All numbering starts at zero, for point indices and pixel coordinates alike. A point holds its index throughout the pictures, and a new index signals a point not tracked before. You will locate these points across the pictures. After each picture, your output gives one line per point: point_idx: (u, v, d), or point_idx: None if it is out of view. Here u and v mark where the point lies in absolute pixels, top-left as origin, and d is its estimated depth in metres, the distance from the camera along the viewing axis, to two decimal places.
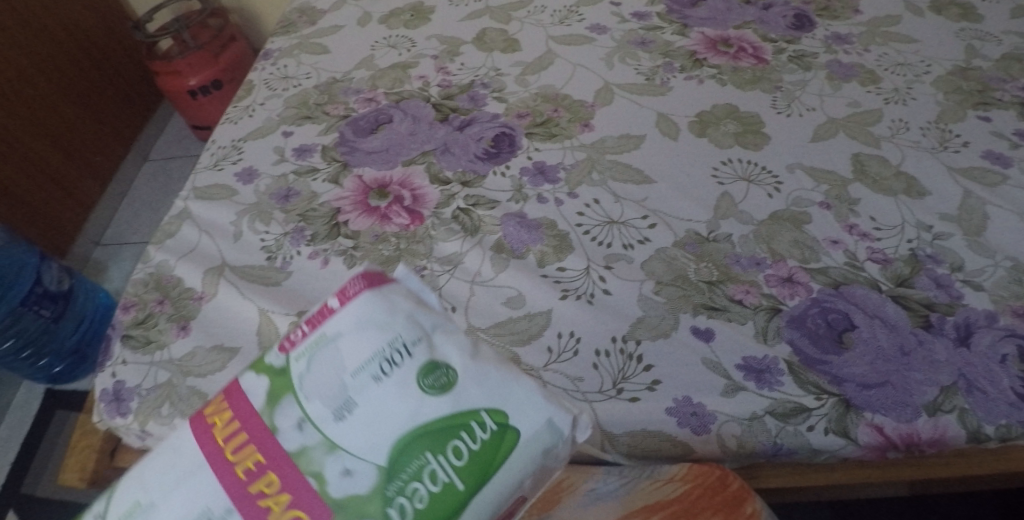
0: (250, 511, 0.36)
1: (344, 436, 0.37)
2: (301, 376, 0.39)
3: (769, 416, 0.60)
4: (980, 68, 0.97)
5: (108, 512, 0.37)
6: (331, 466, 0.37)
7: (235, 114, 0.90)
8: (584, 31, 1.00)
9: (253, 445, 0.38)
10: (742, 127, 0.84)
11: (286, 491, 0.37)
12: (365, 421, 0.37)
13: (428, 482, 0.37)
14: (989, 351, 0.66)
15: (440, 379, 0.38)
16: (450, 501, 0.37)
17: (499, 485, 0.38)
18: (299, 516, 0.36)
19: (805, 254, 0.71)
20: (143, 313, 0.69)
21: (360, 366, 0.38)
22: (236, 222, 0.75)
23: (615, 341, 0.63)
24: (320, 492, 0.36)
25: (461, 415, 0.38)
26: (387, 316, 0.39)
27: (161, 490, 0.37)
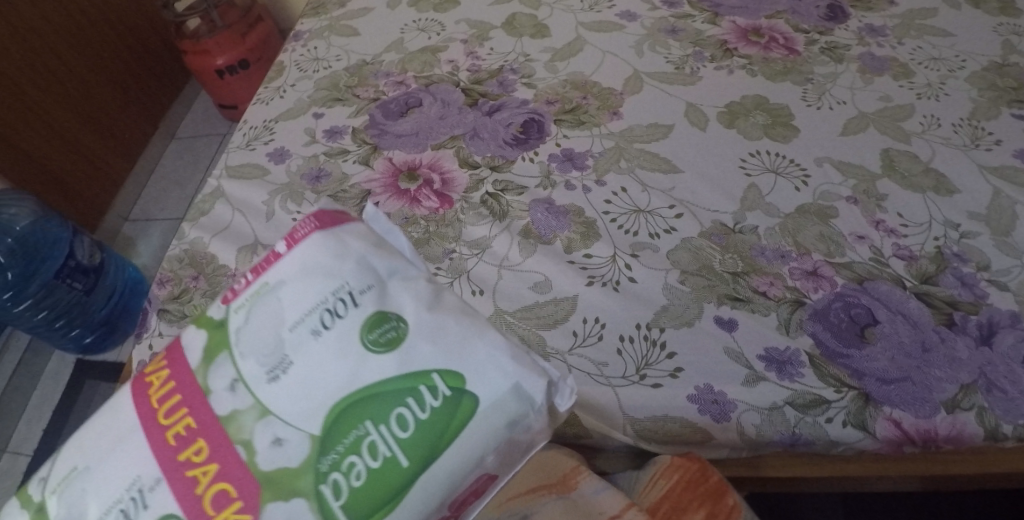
0: (178, 477, 0.36)
1: (276, 400, 0.37)
2: (238, 329, 0.38)
3: (789, 407, 0.61)
4: (1016, 65, 0.95)
5: (50, 476, 0.38)
6: (260, 435, 0.36)
7: (266, 95, 0.93)
8: (614, 18, 1.00)
9: (185, 408, 0.38)
10: (771, 119, 0.84)
11: (213, 460, 0.36)
12: (301, 380, 0.37)
13: (368, 456, 0.36)
14: (1012, 351, 0.66)
15: (387, 335, 0.38)
16: (392, 476, 0.36)
17: (449, 458, 0.36)
18: (226, 486, 0.36)
19: (830, 248, 0.71)
20: (178, 288, 0.72)
21: (299, 319, 0.38)
22: (269, 202, 0.77)
23: (640, 328, 0.64)
24: (249, 463, 0.36)
25: (410, 378, 0.37)
26: (334, 263, 0.39)
27: (98, 454, 0.37)
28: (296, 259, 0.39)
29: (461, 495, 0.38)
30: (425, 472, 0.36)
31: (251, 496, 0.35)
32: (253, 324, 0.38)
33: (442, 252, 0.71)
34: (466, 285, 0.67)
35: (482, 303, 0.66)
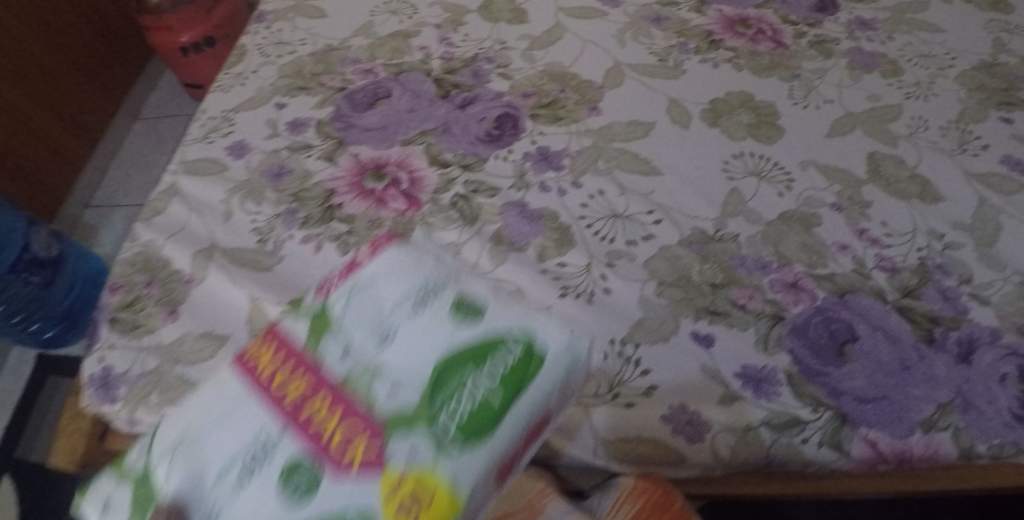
0: (302, 430, 0.43)
1: (387, 362, 0.44)
2: (341, 313, 0.47)
3: (764, 428, 0.59)
4: (1006, 64, 0.93)
5: (159, 444, 0.45)
6: (376, 388, 0.43)
7: (226, 82, 0.95)
8: (596, 4, 0.96)
9: (300, 376, 0.45)
10: (756, 117, 0.81)
11: (336, 414, 0.43)
12: (403, 347, 0.44)
13: (469, 397, 0.42)
14: (990, 370, 0.65)
15: (468, 310, 0.45)
16: (486, 414, 0.41)
17: (530, 397, 0.42)
18: (349, 433, 0.42)
19: (812, 258, 0.69)
20: (131, 295, 0.74)
21: (397, 302, 0.46)
22: (227, 202, 0.80)
23: (613, 343, 0.61)
24: (369, 410, 0.43)
25: (490, 336, 0.44)
26: (416, 263, 0.48)
27: (217, 421, 0.44)
28: (379, 264, 0.48)
29: (536, 432, 0.43)
30: (516, 407, 0.42)
31: (375, 436, 0.42)
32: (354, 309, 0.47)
33: None
34: None
35: None
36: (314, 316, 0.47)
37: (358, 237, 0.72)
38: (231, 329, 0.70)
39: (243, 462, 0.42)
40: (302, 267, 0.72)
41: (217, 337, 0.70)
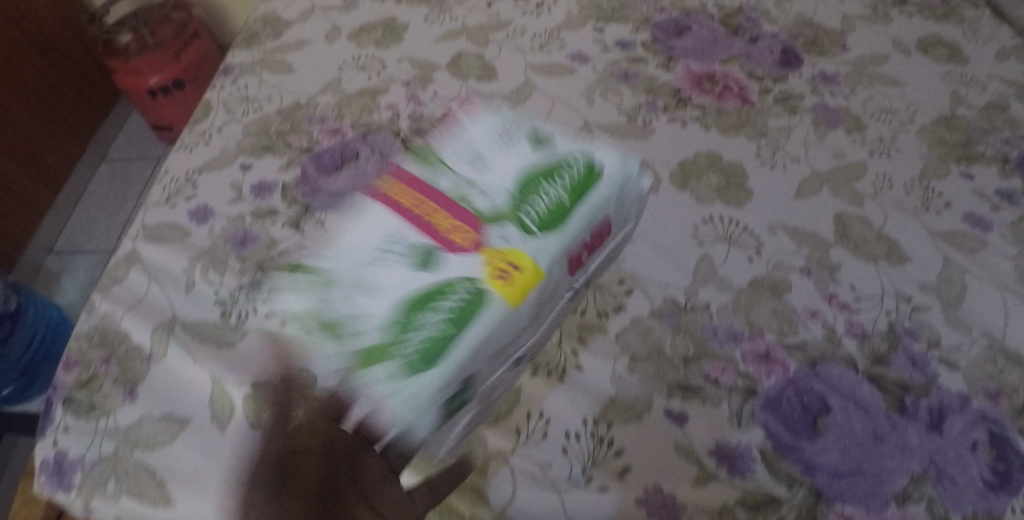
0: (416, 219, 0.65)
1: (480, 179, 0.67)
2: (448, 155, 0.70)
3: (739, 508, 0.59)
4: (965, 117, 0.95)
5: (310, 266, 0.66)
6: (475, 183, 0.67)
7: (191, 140, 0.93)
8: (565, 60, 0.97)
9: (415, 191, 0.67)
10: (724, 179, 0.82)
11: (453, 219, 0.64)
12: (500, 166, 0.68)
13: (551, 194, 0.65)
14: (960, 437, 0.65)
15: (541, 141, 0.70)
16: (559, 209, 0.65)
17: (587, 209, 0.65)
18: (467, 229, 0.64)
19: (783, 326, 0.69)
20: (87, 373, 0.72)
21: (489, 142, 0.70)
22: (189, 270, 0.78)
23: (587, 423, 0.63)
24: (471, 209, 0.65)
25: (553, 157, 0.68)
26: (506, 118, 0.74)
27: (359, 225, 0.67)
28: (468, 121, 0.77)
29: (593, 239, 0.66)
30: (578, 212, 0.65)
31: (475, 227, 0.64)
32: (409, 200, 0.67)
33: None
34: None
35: None
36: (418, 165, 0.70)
37: None
38: (191, 411, 0.69)
39: (386, 253, 0.64)
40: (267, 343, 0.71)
41: (177, 419, 0.68)
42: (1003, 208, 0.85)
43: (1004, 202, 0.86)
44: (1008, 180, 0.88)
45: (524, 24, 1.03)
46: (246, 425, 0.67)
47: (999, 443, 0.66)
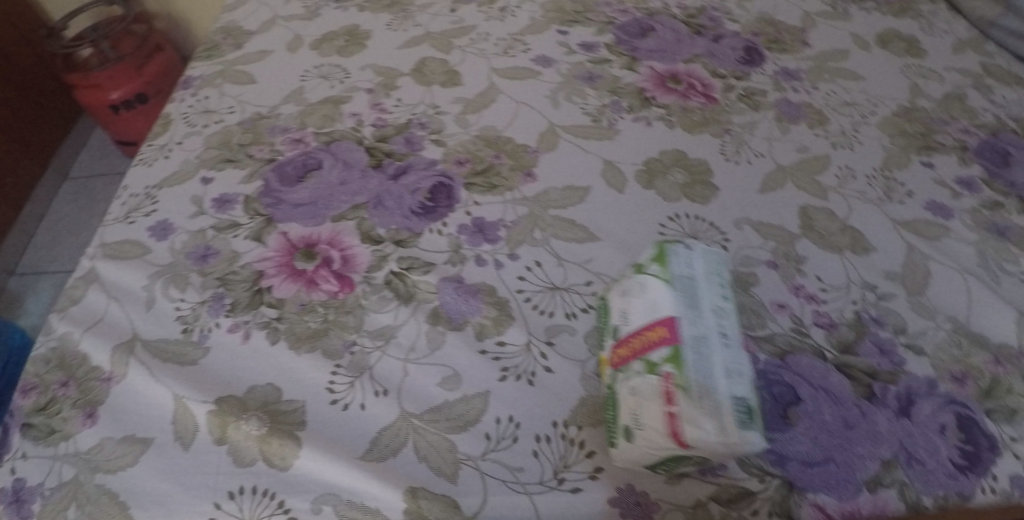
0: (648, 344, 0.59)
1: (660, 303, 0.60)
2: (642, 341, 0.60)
3: (713, 503, 0.60)
4: (924, 109, 0.97)
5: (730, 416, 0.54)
6: (657, 301, 0.60)
7: (150, 154, 0.91)
8: (529, 63, 0.96)
9: (641, 336, 0.60)
10: (689, 176, 0.82)
11: (657, 330, 0.59)
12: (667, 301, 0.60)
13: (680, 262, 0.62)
14: (929, 421, 0.67)
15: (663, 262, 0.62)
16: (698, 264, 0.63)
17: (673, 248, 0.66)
18: (660, 327, 0.59)
19: (751, 319, 0.70)
20: (45, 397, 0.70)
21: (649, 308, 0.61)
22: (150, 287, 0.76)
23: (556, 426, 0.62)
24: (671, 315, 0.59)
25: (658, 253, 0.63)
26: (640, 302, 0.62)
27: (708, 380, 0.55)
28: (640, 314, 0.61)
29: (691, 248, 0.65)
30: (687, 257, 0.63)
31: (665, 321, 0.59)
32: (687, 273, 0.62)
33: (343, 345, 0.68)
34: (369, 384, 0.65)
35: (387, 407, 0.63)
36: (656, 254, 0.63)
37: (287, 323, 0.70)
38: (154, 431, 0.66)
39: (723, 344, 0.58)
40: (230, 359, 0.69)
41: (139, 441, 0.66)
42: (963, 196, 0.86)
43: (965, 190, 0.87)
44: (967, 168, 0.89)
45: (487, 29, 1.03)
46: (210, 442, 0.65)
47: (966, 425, 0.67)
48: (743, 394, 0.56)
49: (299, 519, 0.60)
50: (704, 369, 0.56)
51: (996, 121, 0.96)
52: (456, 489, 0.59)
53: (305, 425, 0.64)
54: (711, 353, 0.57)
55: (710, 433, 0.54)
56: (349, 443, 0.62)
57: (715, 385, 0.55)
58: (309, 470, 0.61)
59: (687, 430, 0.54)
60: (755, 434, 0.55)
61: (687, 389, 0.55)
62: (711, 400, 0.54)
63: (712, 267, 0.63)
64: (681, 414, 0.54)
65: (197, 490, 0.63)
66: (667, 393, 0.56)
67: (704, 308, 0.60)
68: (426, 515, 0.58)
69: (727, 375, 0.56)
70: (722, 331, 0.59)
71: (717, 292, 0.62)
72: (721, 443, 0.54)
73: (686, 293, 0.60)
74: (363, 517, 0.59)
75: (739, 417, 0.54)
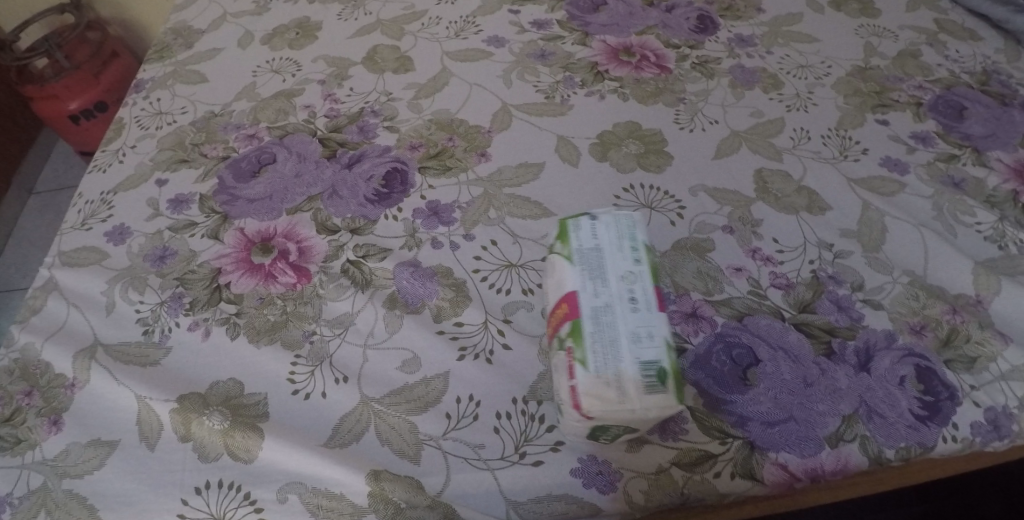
0: (557, 320, 0.61)
1: (568, 278, 0.62)
2: (554, 318, 0.62)
3: (675, 468, 0.62)
4: (878, 67, 0.94)
5: (633, 380, 0.56)
6: (567, 276, 0.62)
7: (104, 160, 0.90)
8: (481, 45, 0.95)
9: (553, 312, 0.62)
10: (644, 147, 0.82)
11: (561, 306, 0.61)
12: (573, 275, 0.62)
13: (585, 234, 0.64)
14: (889, 375, 0.67)
15: (569, 236, 0.64)
16: (606, 231, 0.64)
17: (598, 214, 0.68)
18: (563, 303, 0.61)
19: (708, 284, 0.71)
20: (9, 408, 0.68)
21: (557, 285, 0.63)
22: (108, 291, 0.75)
23: (516, 402, 0.64)
24: (573, 290, 0.61)
25: (563, 228, 0.65)
26: (553, 279, 0.64)
27: (609, 349, 0.57)
28: (556, 288, 0.63)
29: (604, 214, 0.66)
30: (594, 227, 0.64)
31: (569, 296, 0.61)
32: (590, 245, 0.63)
33: (302, 335, 0.69)
34: (330, 372, 0.66)
35: (347, 393, 0.65)
36: (558, 232, 0.65)
37: (246, 318, 0.70)
38: (119, 434, 0.66)
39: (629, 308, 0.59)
40: (191, 357, 0.69)
41: (105, 444, 0.66)
42: (918, 150, 0.85)
43: (919, 145, 0.85)
44: (922, 124, 0.87)
45: (439, 13, 1.02)
46: (175, 440, 0.65)
47: (925, 375, 0.68)
48: (651, 357, 0.57)
49: (266, 509, 0.61)
50: (604, 338, 0.58)
51: (949, 76, 0.93)
52: (419, 470, 0.62)
53: (268, 417, 0.65)
54: (613, 321, 0.58)
55: (609, 401, 0.56)
56: (312, 432, 0.64)
57: (617, 355, 0.57)
58: (274, 461, 0.63)
59: (588, 402, 0.56)
60: (663, 396, 0.56)
61: (586, 362, 0.57)
62: (609, 371, 0.56)
63: (621, 231, 0.64)
64: (580, 386, 0.56)
65: (165, 488, 0.63)
66: (568, 366, 0.58)
67: (610, 276, 0.61)
68: (390, 497, 0.61)
69: (630, 341, 0.57)
70: (630, 294, 0.60)
71: (627, 254, 0.62)
72: (625, 410, 0.56)
73: (588, 266, 0.62)
74: (329, 503, 0.61)
75: (641, 382, 0.56)
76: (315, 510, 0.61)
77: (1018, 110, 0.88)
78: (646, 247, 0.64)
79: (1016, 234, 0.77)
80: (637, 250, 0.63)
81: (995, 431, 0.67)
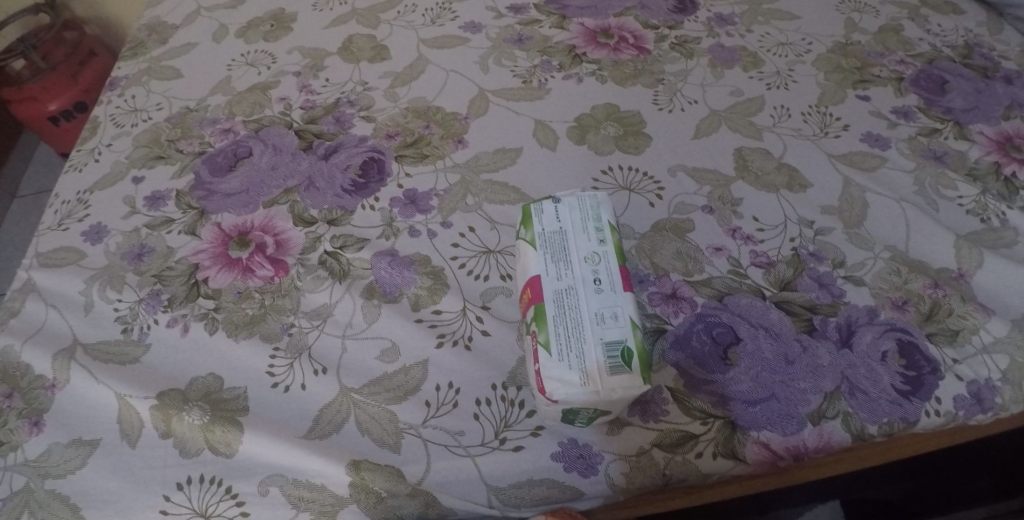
0: (525, 305, 0.61)
1: (533, 263, 0.61)
2: (524, 303, 0.62)
3: (656, 449, 0.63)
4: (860, 43, 0.92)
5: (597, 362, 0.55)
6: (531, 262, 0.62)
7: (80, 159, 0.87)
8: (458, 31, 0.94)
9: (523, 297, 0.62)
10: (622, 129, 0.82)
11: (528, 291, 0.61)
12: (536, 261, 0.61)
13: (549, 218, 0.63)
14: (870, 350, 0.67)
15: (532, 220, 0.64)
16: (570, 213, 0.63)
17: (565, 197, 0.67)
18: (529, 288, 0.61)
19: (688, 265, 0.71)
20: None
21: (524, 270, 0.62)
22: (87, 291, 0.73)
23: (496, 388, 0.64)
24: (537, 275, 0.60)
25: (527, 213, 0.64)
26: (522, 265, 0.64)
27: (572, 333, 0.57)
28: (523, 273, 0.63)
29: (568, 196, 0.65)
30: (557, 209, 0.64)
31: (533, 281, 0.60)
32: (553, 227, 0.62)
33: (280, 328, 0.69)
34: (308, 364, 0.67)
35: (327, 384, 0.65)
36: (523, 217, 0.65)
37: (225, 312, 0.70)
38: (101, 432, 0.65)
39: (592, 290, 0.59)
40: (170, 354, 0.69)
41: (86, 443, 0.65)
42: (900, 125, 0.83)
43: (901, 119, 0.84)
44: (903, 98, 0.86)
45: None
46: (156, 437, 0.65)
47: (907, 350, 0.67)
48: (614, 338, 0.56)
49: (248, 502, 0.62)
50: (566, 321, 0.57)
51: (932, 50, 0.91)
52: (400, 458, 0.63)
53: (247, 411, 0.65)
54: (576, 304, 0.58)
55: (572, 385, 0.55)
56: (292, 424, 0.64)
57: (580, 337, 0.56)
58: (254, 454, 0.63)
59: (552, 386, 0.56)
60: (628, 377, 0.55)
61: (549, 346, 0.57)
62: (572, 353, 0.56)
63: (585, 212, 0.63)
64: (543, 371, 0.56)
65: (148, 485, 0.63)
66: (534, 350, 0.58)
67: (573, 258, 0.60)
68: (371, 486, 0.62)
69: (593, 323, 0.57)
70: (594, 275, 0.60)
71: (591, 235, 0.62)
72: (589, 393, 0.55)
73: (551, 249, 0.61)
74: (311, 494, 0.62)
75: (604, 362, 0.55)
76: (297, 502, 0.62)
77: (1000, 83, 0.87)
78: (612, 226, 0.63)
79: (998, 207, 0.77)
80: (602, 230, 0.62)
81: (978, 404, 0.67)
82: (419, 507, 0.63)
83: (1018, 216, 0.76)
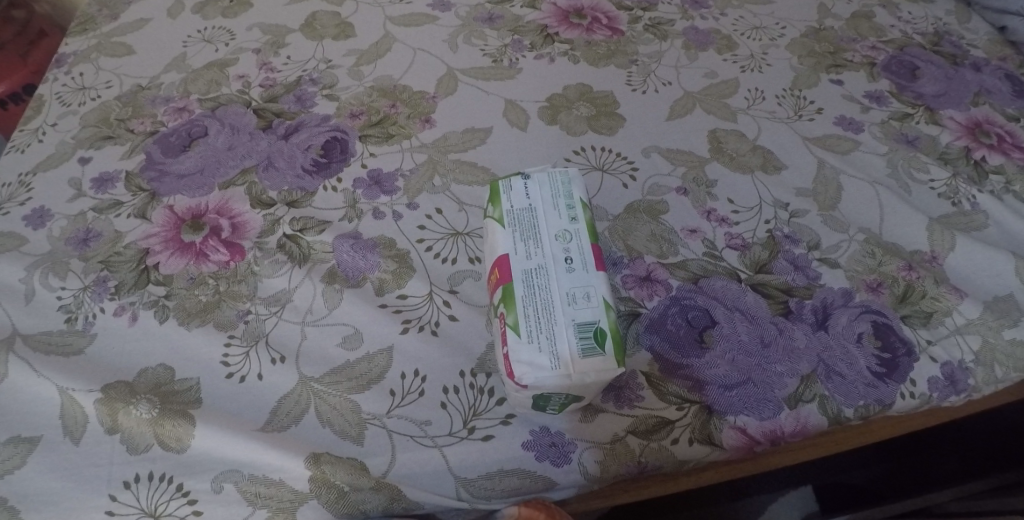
0: (492, 285, 0.59)
1: (500, 243, 0.59)
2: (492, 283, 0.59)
3: (631, 436, 0.61)
4: (832, 28, 0.91)
5: (567, 343, 0.53)
6: (499, 242, 0.59)
7: (22, 139, 0.80)
8: (426, 9, 0.90)
9: (489, 276, 0.59)
10: (595, 109, 0.80)
11: (495, 270, 0.58)
12: (504, 241, 0.58)
13: (518, 196, 0.60)
14: (846, 332, 0.66)
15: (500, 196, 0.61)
16: (541, 190, 0.61)
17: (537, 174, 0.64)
18: (496, 268, 0.58)
19: (662, 247, 0.69)
20: None
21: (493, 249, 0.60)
22: (27, 278, 0.68)
23: (464, 376, 0.62)
24: (505, 254, 0.58)
25: (495, 190, 0.61)
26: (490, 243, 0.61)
27: (543, 314, 0.54)
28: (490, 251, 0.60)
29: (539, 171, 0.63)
30: (527, 185, 0.61)
31: (501, 261, 0.58)
32: (522, 204, 0.60)
33: (236, 315, 0.65)
34: (265, 352, 0.63)
35: (286, 374, 0.62)
36: (491, 195, 0.62)
37: (176, 299, 0.66)
38: (41, 429, 0.61)
39: (563, 270, 0.56)
40: (118, 344, 0.64)
41: (25, 441, 0.60)
42: (873, 109, 0.82)
43: (873, 104, 0.83)
44: (876, 82, 0.85)
45: None
46: (101, 432, 0.61)
47: (883, 332, 0.66)
48: (586, 318, 0.54)
49: (200, 500, 0.59)
50: (537, 303, 0.55)
51: (903, 36, 0.90)
52: (363, 450, 0.60)
53: (200, 403, 0.62)
54: (547, 284, 0.56)
55: (541, 368, 0.53)
56: (248, 417, 0.61)
57: (552, 319, 0.54)
58: (206, 448, 0.60)
59: (522, 371, 0.53)
60: (601, 360, 0.53)
61: (518, 328, 0.54)
62: (542, 335, 0.54)
63: (556, 189, 0.61)
64: (512, 354, 0.54)
65: (92, 484, 0.59)
66: (502, 333, 0.55)
67: (542, 236, 0.58)
68: (332, 480, 0.59)
69: (565, 304, 0.55)
70: (565, 254, 0.57)
71: (562, 213, 0.59)
72: (560, 377, 0.53)
73: (520, 227, 0.59)
74: (267, 490, 0.59)
75: (576, 345, 0.53)
76: (253, 499, 0.59)
77: (969, 69, 0.86)
78: (584, 203, 0.60)
79: (969, 190, 0.76)
80: (574, 208, 0.60)
81: (952, 386, 0.66)
82: (384, 502, 0.60)
83: (988, 199, 0.75)
